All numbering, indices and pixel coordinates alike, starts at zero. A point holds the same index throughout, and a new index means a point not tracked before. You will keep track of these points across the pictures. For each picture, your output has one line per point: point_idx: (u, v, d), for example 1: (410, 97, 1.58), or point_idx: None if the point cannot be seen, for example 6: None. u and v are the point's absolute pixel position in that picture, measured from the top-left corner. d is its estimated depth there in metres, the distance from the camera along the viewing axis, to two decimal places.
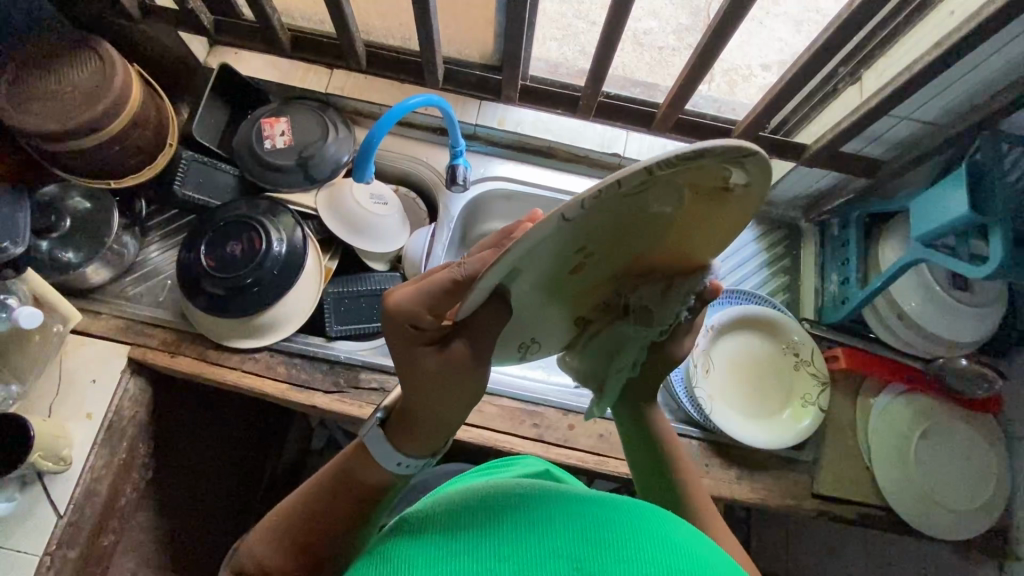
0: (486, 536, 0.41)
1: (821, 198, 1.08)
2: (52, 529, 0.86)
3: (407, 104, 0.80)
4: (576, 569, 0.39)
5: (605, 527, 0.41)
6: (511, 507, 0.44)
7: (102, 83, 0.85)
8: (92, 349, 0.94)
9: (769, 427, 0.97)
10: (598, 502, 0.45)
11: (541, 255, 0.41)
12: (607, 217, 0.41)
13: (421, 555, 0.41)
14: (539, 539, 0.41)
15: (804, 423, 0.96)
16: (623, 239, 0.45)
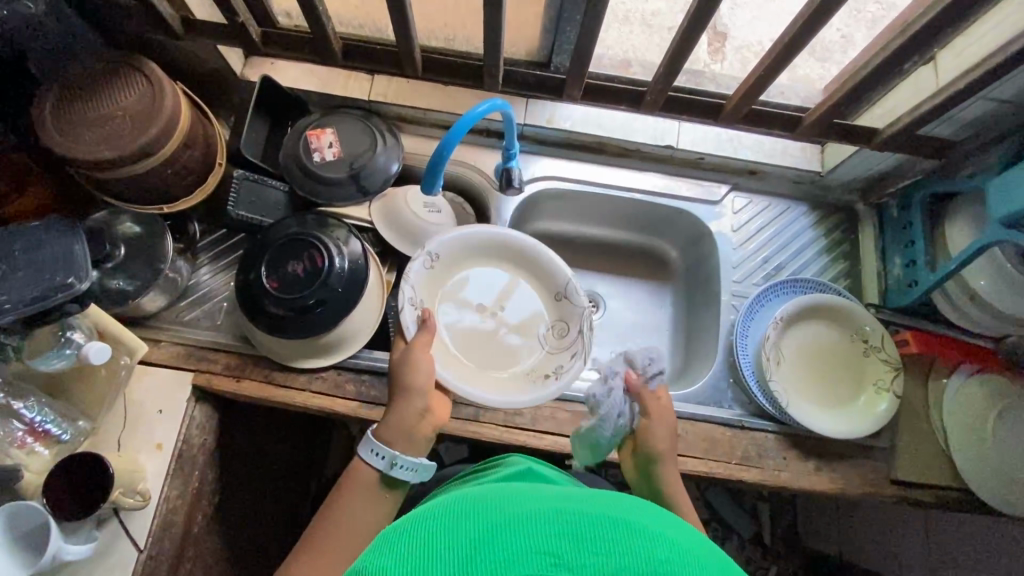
0: (466, 527, 0.43)
1: (881, 179, 1.06)
2: (133, 564, 0.85)
3: (476, 112, 0.78)
4: (553, 563, 0.41)
5: (582, 520, 0.43)
6: (490, 500, 0.46)
7: (152, 105, 0.82)
8: (157, 378, 0.92)
9: (845, 416, 0.96)
10: (577, 497, 0.47)
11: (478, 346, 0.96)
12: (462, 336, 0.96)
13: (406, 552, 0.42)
14: (516, 529, 0.43)
15: (881, 408, 0.95)
16: (496, 338, 0.97)
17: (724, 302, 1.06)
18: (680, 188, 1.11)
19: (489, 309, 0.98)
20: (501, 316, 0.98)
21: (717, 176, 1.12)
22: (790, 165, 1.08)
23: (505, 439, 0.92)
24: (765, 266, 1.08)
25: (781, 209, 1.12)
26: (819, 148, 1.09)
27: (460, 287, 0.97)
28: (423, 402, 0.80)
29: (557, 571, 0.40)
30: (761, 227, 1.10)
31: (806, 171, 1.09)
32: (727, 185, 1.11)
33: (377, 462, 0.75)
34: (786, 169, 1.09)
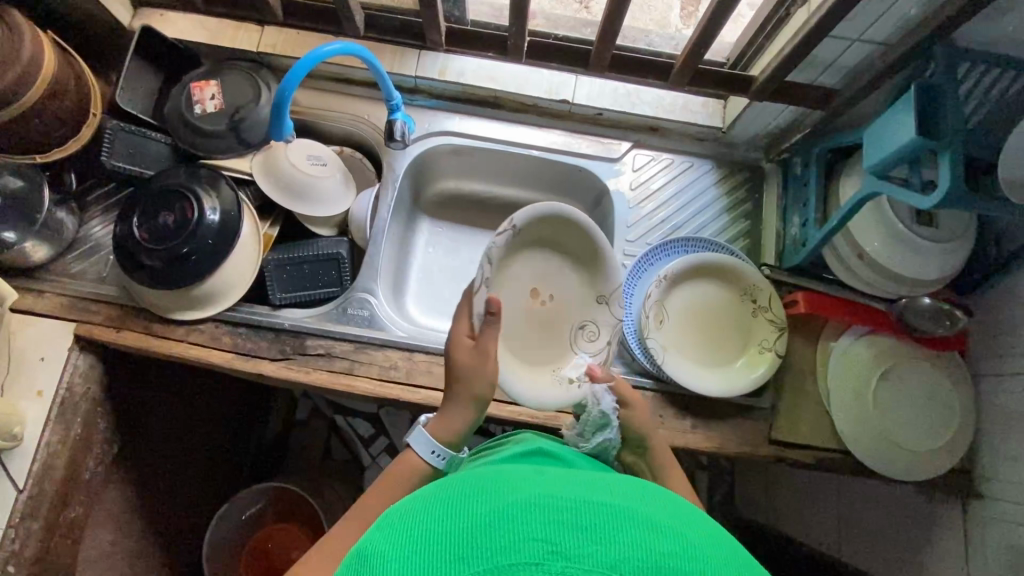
0: (463, 520, 0.44)
1: (782, 135, 1.02)
2: (13, 502, 0.89)
3: (321, 52, 0.77)
4: (554, 552, 0.41)
5: (584, 510, 0.44)
6: (489, 487, 0.47)
7: (9, 53, 0.81)
8: (39, 327, 0.94)
9: (723, 376, 0.95)
10: (581, 487, 0.48)
11: (527, 343, 0.81)
12: (528, 320, 0.81)
13: (404, 544, 0.43)
14: (515, 517, 0.43)
15: (759, 370, 0.93)
16: (544, 327, 0.82)
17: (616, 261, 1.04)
18: (578, 145, 1.08)
19: (542, 296, 0.81)
20: (535, 307, 0.82)
21: (618, 133, 1.09)
22: (690, 121, 1.05)
23: (377, 391, 0.93)
24: (662, 226, 1.06)
25: (685, 167, 1.08)
26: (722, 103, 1.05)
27: (506, 291, 0.79)
28: (477, 411, 0.71)
29: (553, 558, 0.41)
30: (662, 185, 1.08)
31: (707, 127, 1.05)
32: (628, 142, 1.08)
33: (423, 450, 0.68)
34: (686, 125, 1.06)
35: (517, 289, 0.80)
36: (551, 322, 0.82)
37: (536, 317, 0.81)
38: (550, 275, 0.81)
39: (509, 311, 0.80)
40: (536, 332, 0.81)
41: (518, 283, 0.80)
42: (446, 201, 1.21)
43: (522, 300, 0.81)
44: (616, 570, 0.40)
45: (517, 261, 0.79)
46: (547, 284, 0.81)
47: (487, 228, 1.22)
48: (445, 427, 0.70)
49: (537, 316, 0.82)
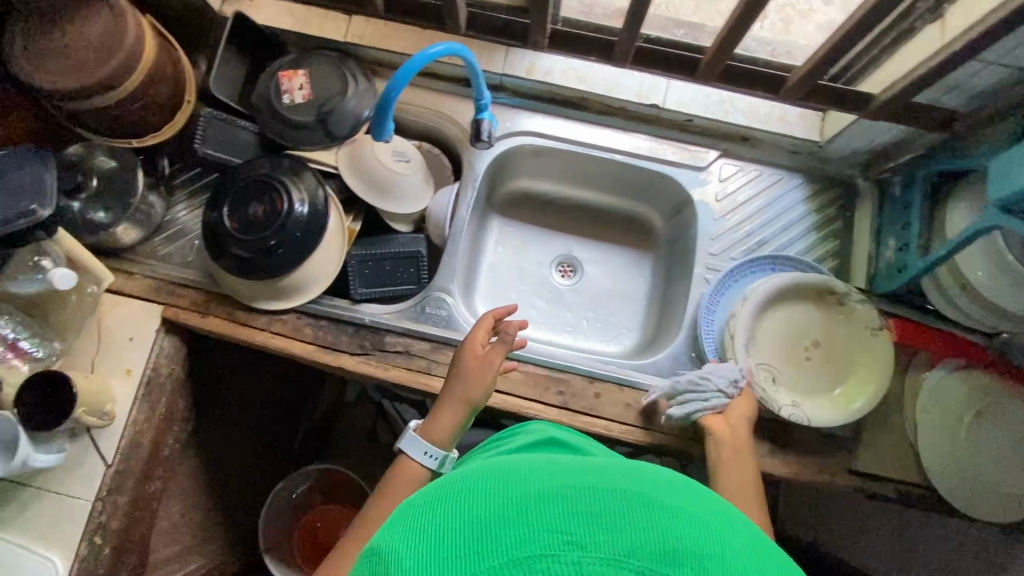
0: (472, 509, 0.41)
1: (884, 153, 0.97)
2: (102, 476, 0.92)
3: (428, 53, 0.75)
4: (569, 542, 0.38)
5: (598, 495, 0.41)
6: (501, 471, 0.45)
7: (114, 37, 0.81)
8: (128, 308, 0.96)
9: (793, 391, 0.94)
10: (594, 470, 0.44)
11: (767, 329, 0.96)
12: (786, 336, 0.96)
13: (413, 541, 0.41)
14: (528, 506, 0.40)
15: (826, 407, 0.91)
16: (788, 345, 0.96)
17: (697, 274, 1.01)
18: (664, 152, 1.05)
19: (811, 348, 0.96)
20: (840, 345, 0.96)
21: (706, 141, 1.05)
22: (785, 133, 1.01)
23: None
24: (747, 240, 1.03)
25: (774, 180, 1.04)
26: (820, 115, 1.01)
27: (801, 309, 0.96)
28: (466, 414, 0.81)
29: (571, 550, 0.37)
30: (749, 198, 1.04)
31: (803, 139, 1.01)
32: (716, 151, 1.05)
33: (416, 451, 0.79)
34: (781, 137, 1.01)
35: (807, 319, 0.96)
36: (856, 351, 0.94)
37: (788, 345, 0.96)
38: (818, 327, 0.96)
39: (789, 316, 0.96)
40: (781, 338, 0.96)
41: (815, 320, 0.96)
42: (518, 200, 1.20)
43: (790, 326, 0.96)
44: (635, 558, 0.37)
45: (781, 312, 0.96)
46: (819, 352, 0.96)
47: (558, 230, 1.20)
48: (432, 432, 0.80)
49: (791, 349, 0.96)
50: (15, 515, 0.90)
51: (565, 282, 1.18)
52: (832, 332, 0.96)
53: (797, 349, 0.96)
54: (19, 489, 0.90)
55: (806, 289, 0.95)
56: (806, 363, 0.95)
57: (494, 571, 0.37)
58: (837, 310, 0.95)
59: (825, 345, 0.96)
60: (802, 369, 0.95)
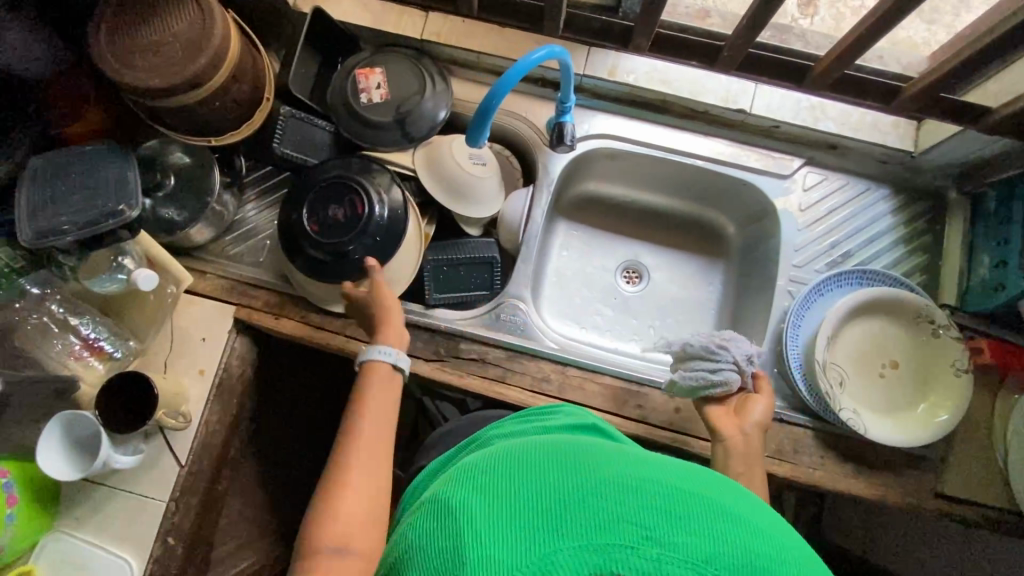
0: (547, 483, 0.42)
1: (983, 166, 0.93)
2: (175, 477, 0.91)
3: (531, 59, 0.72)
4: (649, 539, 0.38)
5: (677, 498, 0.41)
6: (571, 456, 0.45)
7: (201, 33, 0.79)
8: (201, 307, 0.95)
9: (859, 400, 0.91)
10: (665, 467, 0.45)
11: (849, 336, 0.93)
12: (867, 345, 0.93)
13: (487, 500, 0.42)
14: (604, 493, 0.41)
15: (896, 426, 0.88)
16: (866, 355, 0.93)
17: (779, 286, 0.98)
18: (746, 158, 1.01)
19: (887, 366, 0.92)
20: (920, 369, 0.92)
21: (791, 148, 1.01)
22: (878, 142, 0.97)
23: (529, 403, 0.91)
24: (831, 252, 0.99)
25: (859, 191, 1.01)
26: (914, 124, 0.97)
27: (884, 323, 0.93)
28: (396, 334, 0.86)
29: (647, 545, 0.38)
30: (832, 209, 1.00)
31: (896, 150, 0.97)
32: (801, 159, 1.01)
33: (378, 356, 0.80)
34: (872, 146, 0.98)
35: (888, 337, 0.93)
36: (934, 365, 0.91)
37: (867, 354, 0.93)
38: (902, 347, 0.93)
39: (872, 327, 0.93)
40: (861, 347, 0.93)
41: (898, 338, 0.93)
42: (584, 205, 1.17)
43: (871, 339, 0.93)
44: (713, 565, 0.37)
45: (857, 321, 0.93)
46: (897, 370, 0.92)
47: (625, 235, 1.17)
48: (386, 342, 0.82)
49: (869, 358, 0.93)
50: (90, 514, 0.90)
51: (632, 289, 1.15)
52: (912, 354, 0.92)
53: (875, 363, 0.93)
54: (94, 487, 0.90)
55: (897, 304, 0.92)
56: (880, 377, 0.92)
57: (568, 550, 0.38)
58: (925, 332, 0.92)
59: (905, 366, 0.92)
60: (877, 383, 0.92)
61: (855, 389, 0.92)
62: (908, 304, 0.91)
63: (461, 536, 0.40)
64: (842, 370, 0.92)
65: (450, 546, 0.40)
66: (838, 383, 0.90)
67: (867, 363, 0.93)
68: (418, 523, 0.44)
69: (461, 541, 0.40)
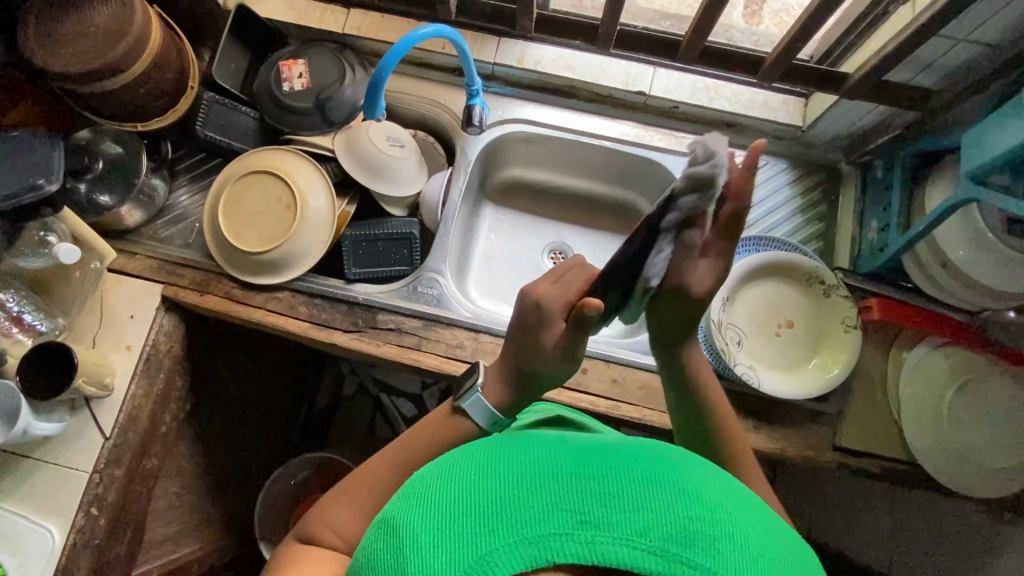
0: (487, 488, 0.43)
1: (864, 136, 1.00)
2: (99, 448, 0.93)
3: (415, 35, 0.78)
4: (583, 522, 0.39)
5: (611, 477, 0.42)
6: (509, 454, 0.46)
7: (122, 24, 0.85)
8: (129, 286, 0.99)
9: (756, 358, 0.96)
10: (602, 452, 0.46)
11: (748, 297, 0.98)
12: (765, 306, 0.98)
13: (427, 513, 0.43)
14: (539, 488, 0.42)
15: (789, 380, 0.92)
16: (765, 315, 0.98)
17: None
18: (651, 138, 1.08)
19: (785, 325, 0.97)
20: (817, 328, 0.97)
21: (692, 128, 1.08)
22: (769, 118, 1.04)
23: (443, 368, 0.95)
24: None
25: (760, 165, 1.07)
26: (802, 101, 1.04)
27: (782, 285, 0.98)
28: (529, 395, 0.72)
29: (583, 529, 0.39)
30: None
31: (786, 125, 1.04)
32: (702, 137, 1.08)
33: (482, 418, 0.70)
34: (765, 122, 1.04)
35: (785, 298, 0.98)
36: (828, 326, 0.96)
37: (766, 314, 0.98)
38: (799, 308, 0.98)
39: (771, 289, 0.98)
40: (760, 308, 0.98)
41: (795, 299, 0.98)
42: (509, 189, 1.21)
43: (769, 301, 0.98)
44: (649, 537, 0.38)
45: (755, 283, 0.98)
46: (794, 329, 0.97)
47: (550, 218, 1.22)
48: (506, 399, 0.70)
49: (768, 318, 0.98)
50: (15, 485, 0.92)
51: None
52: (810, 313, 0.97)
53: (774, 323, 0.97)
54: (20, 460, 0.93)
55: (791, 266, 0.97)
56: (778, 336, 0.97)
57: (512, 551, 0.39)
58: (818, 292, 0.97)
59: (801, 325, 0.97)
60: (774, 342, 0.97)
61: (752, 346, 0.96)
62: (801, 267, 0.97)
63: (404, 557, 0.41)
64: (740, 330, 0.96)
65: (395, 566, 0.41)
66: (735, 339, 0.95)
67: (767, 323, 0.97)
68: (370, 545, 0.46)
69: (403, 558, 0.41)
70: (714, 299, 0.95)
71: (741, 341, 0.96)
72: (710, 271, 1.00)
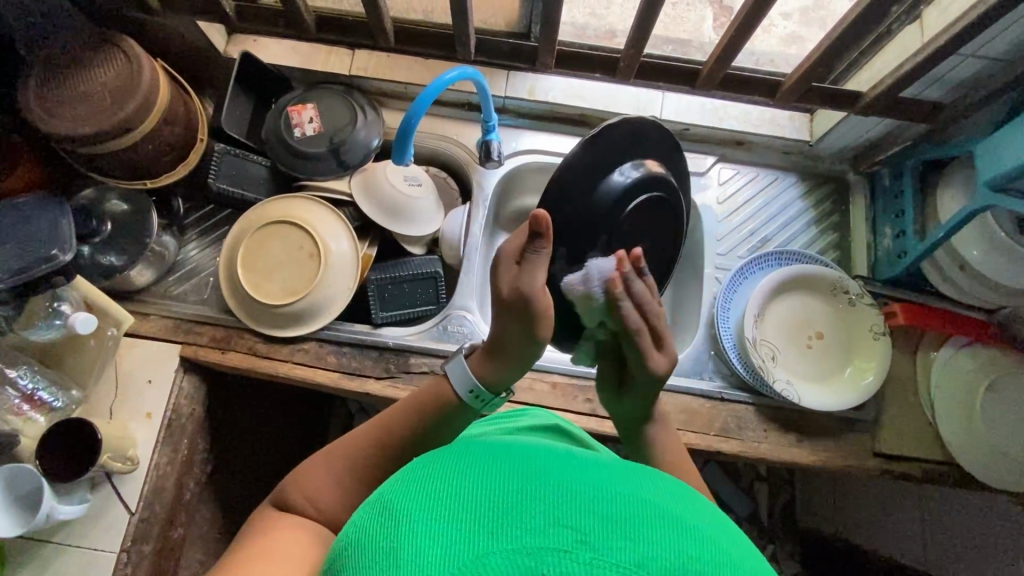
0: (487, 486, 0.39)
1: (872, 147, 1.03)
2: (126, 526, 0.88)
3: (443, 80, 0.78)
4: (582, 542, 0.35)
5: (616, 499, 0.39)
6: (513, 457, 0.42)
7: (131, 82, 0.82)
8: (145, 349, 0.94)
9: (792, 371, 0.97)
10: (606, 470, 0.43)
11: (777, 311, 0.99)
12: (796, 318, 1.00)
13: (422, 499, 0.39)
14: (543, 495, 0.38)
15: (826, 392, 0.94)
16: (796, 327, 0.99)
17: (707, 275, 1.05)
18: None
19: (816, 335, 0.99)
20: (847, 338, 0.98)
21: (703, 148, 1.10)
22: (778, 134, 1.06)
23: None
24: (750, 239, 1.07)
25: (770, 180, 1.09)
26: (808, 116, 1.07)
27: (810, 297, 1.00)
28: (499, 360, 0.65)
29: (581, 549, 0.35)
30: (747, 199, 1.08)
31: (795, 140, 1.06)
32: (713, 156, 1.10)
33: (460, 386, 0.67)
34: (774, 139, 1.07)
35: (814, 309, 1.00)
36: (857, 334, 0.97)
37: (796, 325, 0.99)
38: (827, 318, 0.99)
39: (800, 302, 1.00)
40: (791, 321, 0.99)
41: (823, 310, 1.00)
42: (523, 218, 1.20)
43: (799, 313, 1.00)
44: (648, 569, 0.35)
45: (783, 298, 1.00)
46: (824, 340, 0.99)
47: None
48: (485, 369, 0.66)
49: (799, 330, 0.99)
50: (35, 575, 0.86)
51: None
52: (839, 322, 0.99)
53: (805, 334, 0.99)
54: (39, 545, 0.87)
55: (818, 279, 0.99)
56: (810, 347, 0.98)
57: (505, 558, 0.35)
58: (844, 302, 0.99)
59: (831, 334, 0.99)
60: (806, 353, 0.98)
61: (784, 357, 0.98)
62: (828, 279, 0.99)
63: (392, 541, 0.37)
64: (773, 345, 0.98)
65: (380, 550, 0.37)
66: (769, 354, 0.96)
67: (798, 334, 0.99)
68: (352, 526, 0.42)
69: (392, 545, 0.37)
70: (747, 315, 0.96)
71: (775, 355, 0.97)
72: (738, 287, 1.01)
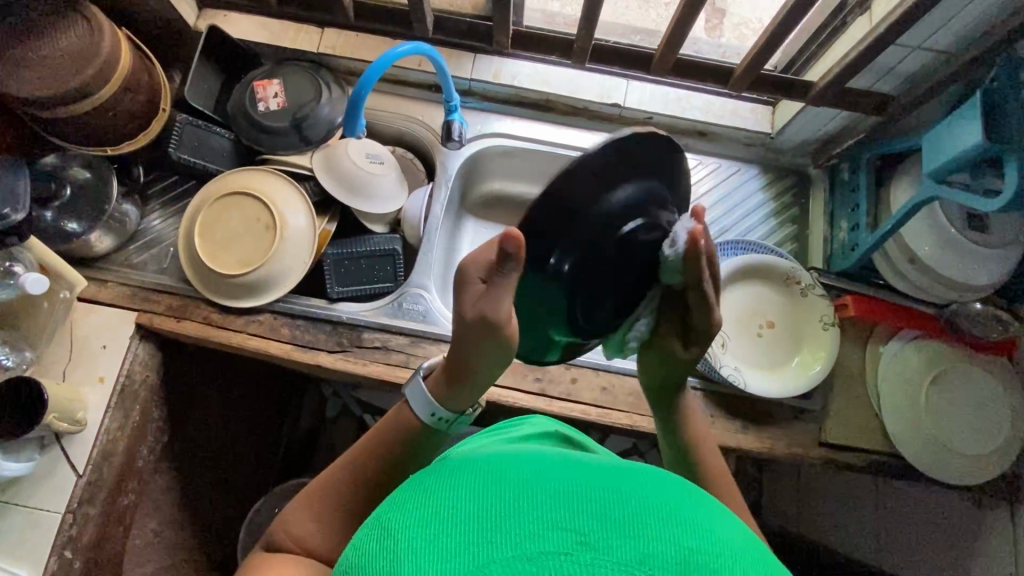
0: (485, 497, 0.39)
1: (830, 140, 1.04)
2: (72, 488, 0.89)
3: (393, 53, 0.79)
4: (582, 543, 0.35)
5: (614, 500, 0.38)
6: (511, 468, 0.42)
7: (90, 47, 0.83)
8: (101, 315, 0.95)
9: (742, 361, 0.98)
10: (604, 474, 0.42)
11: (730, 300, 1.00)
12: (747, 308, 1.01)
13: (419, 514, 0.39)
14: (542, 501, 0.37)
15: (775, 381, 0.95)
16: (747, 316, 1.00)
17: None
18: None
19: (767, 325, 1.00)
20: (797, 328, 0.99)
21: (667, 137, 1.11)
22: (739, 125, 1.07)
23: None
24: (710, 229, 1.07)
25: (733, 171, 1.10)
26: (771, 109, 1.08)
27: (761, 287, 1.01)
28: (455, 378, 0.62)
29: (581, 550, 0.34)
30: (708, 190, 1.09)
31: (756, 132, 1.07)
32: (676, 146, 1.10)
33: (421, 409, 0.65)
34: (735, 130, 1.08)
35: (766, 300, 1.01)
36: (807, 325, 0.98)
37: (748, 316, 1.00)
38: (779, 309, 1.00)
39: (752, 292, 1.01)
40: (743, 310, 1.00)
41: (774, 300, 1.01)
42: (489, 203, 1.21)
43: (750, 304, 1.01)
44: (649, 566, 0.34)
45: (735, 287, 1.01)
46: (774, 330, 1.00)
47: None
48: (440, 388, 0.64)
49: (750, 320, 1.00)
50: None
51: None
52: (790, 313, 1.00)
53: (755, 325, 1.00)
54: None
55: (770, 269, 1.00)
56: (760, 336, 0.99)
57: (507, 565, 0.34)
58: (795, 293, 1.00)
59: (781, 324, 1.00)
60: (756, 342, 0.99)
61: (735, 348, 0.98)
62: (780, 270, 1.00)
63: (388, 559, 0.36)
64: (725, 333, 0.98)
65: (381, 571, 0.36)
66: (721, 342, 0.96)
67: (749, 324, 1.00)
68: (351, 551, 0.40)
69: (392, 563, 0.36)
70: None
71: (726, 343, 0.97)
72: None
